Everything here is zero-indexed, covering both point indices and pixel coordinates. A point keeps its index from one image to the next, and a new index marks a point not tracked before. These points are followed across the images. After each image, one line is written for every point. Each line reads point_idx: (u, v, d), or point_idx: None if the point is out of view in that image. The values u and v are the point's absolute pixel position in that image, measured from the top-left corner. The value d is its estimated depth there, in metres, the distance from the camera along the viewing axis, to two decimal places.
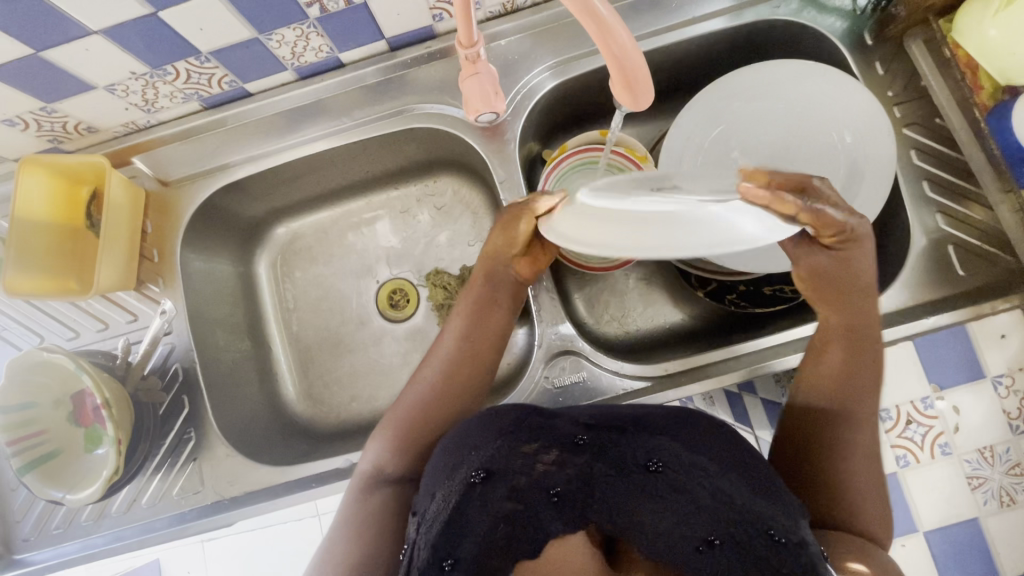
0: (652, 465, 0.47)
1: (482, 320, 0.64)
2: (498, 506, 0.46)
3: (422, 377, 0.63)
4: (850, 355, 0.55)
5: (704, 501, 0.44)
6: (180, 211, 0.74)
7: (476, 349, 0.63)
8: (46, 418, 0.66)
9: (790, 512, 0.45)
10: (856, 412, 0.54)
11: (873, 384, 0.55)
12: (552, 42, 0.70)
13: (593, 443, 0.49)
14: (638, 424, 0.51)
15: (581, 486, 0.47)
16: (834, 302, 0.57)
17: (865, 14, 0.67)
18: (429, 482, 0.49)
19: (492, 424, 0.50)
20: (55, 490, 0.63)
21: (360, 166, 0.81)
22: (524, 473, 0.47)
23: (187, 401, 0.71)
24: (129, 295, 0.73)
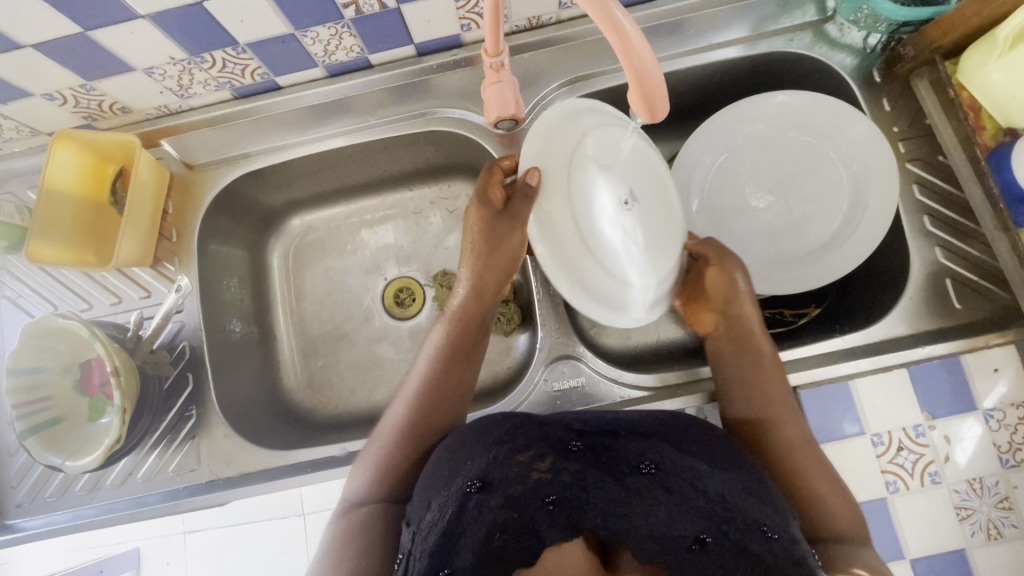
0: (644, 467, 0.50)
1: (460, 343, 0.66)
2: (495, 515, 0.48)
3: (395, 417, 0.61)
4: (754, 359, 0.61)
5: (698, 504, 0.48)
6: (202, 194, 0.76)
7: (449, 372, 0.64)
8: (52, 384, 0.67)
9: (781, 509, 0.47)
10: (780, 414, 0.58)
11: (780, 381, 0.60)
12: (573, 59, 0.73)
13: (587, 447, 0.51)
14: (631, 424, 0.52)
15: (576, 489, 0.51)
16: (736, 314, 0.64)
17: (874, 53, 0.70)
18: (422, 491, 0.48)
19: (484, 434, 0.50)
20: (54, 456, 0.64)
21: (378, 164, 0.83)
22: (520, 482, 0.50)
23: (192, 379, 0.72)
24: (145, 272, 0.75)
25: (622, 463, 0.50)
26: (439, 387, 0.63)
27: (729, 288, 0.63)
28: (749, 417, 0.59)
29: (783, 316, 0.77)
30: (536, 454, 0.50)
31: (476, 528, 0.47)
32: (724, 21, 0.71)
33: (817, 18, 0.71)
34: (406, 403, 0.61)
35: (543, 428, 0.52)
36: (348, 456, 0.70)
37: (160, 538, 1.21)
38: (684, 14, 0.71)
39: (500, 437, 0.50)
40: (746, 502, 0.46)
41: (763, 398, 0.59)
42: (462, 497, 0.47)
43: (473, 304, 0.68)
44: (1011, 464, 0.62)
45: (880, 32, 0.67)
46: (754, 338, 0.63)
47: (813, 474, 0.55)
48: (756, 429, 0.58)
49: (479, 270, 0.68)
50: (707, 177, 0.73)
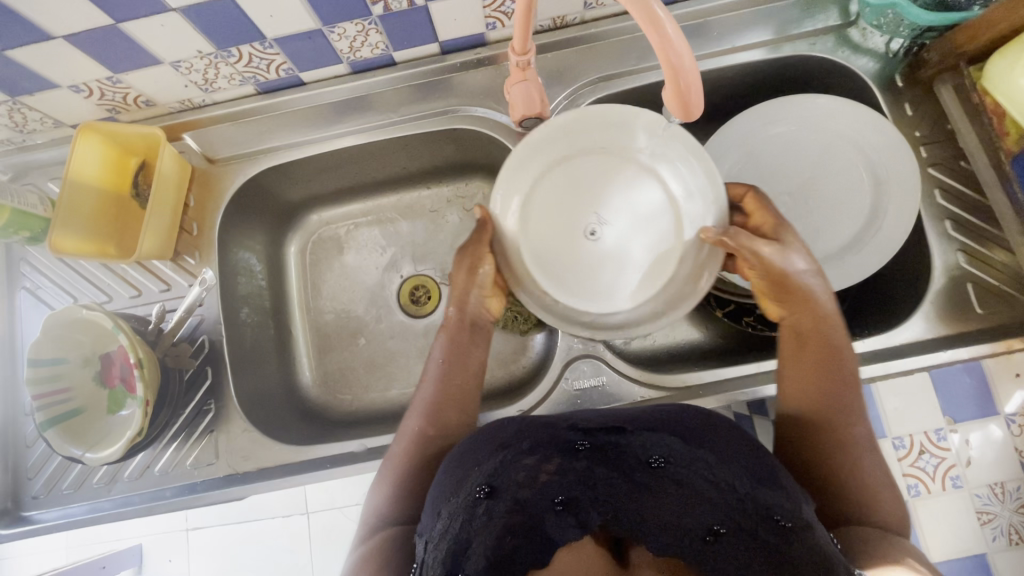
0: (653, 462, 0.50)
1: (458, 361, 0.64)
2: (504, 519, 0.47)
3: (410, 430, 0.61)
4: (821, 358, 0.55)
5: (708, 492, 0.48)
6: (223, 188, 0.76)
7: (456, 385, 0.63)
8: (73, 376, 0.67)
9: (791, 496, 0.47)
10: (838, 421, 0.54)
11: (849, 378, 0.55)
12: (596, 59, 0.73)
13: (594, 445, 0.52)
14: (636, 421, 0.54)
15: (584, 486, 0.50)
16: (798, 309, 0.57)
17: (896, 58, 0.70)
18: (433, 501, 0.50)
19: (491, 440, 0.53)
20: (74, 448, 0.64)
21: (397, 161, 0.83)
22: (528, 486, 0.50)
23: (211, 373, 0.73)
24: (165, 265, 0.75)
25: (630, 458, 0.51)
26: (447, 399, 0.62)
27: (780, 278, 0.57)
28: (814, 419, 0.55)
29: None
30: (541, 456, 0.51)
31: (486, 533, 0.46)
32: (747, 24, 0.71)
33: (841, 22, 0.71)
34: (418, 416, 0.62)
35: (547, 429, 0.54)
36: (367, 452, 0.69)
37: (164, 534, 1.20)
38: (707, 16, 0.72)
39: (504, 442, 0.52)
40: (756, 493, 0.47)
41: (828, 395, 0.54)
42: (471, 503, 0.48)
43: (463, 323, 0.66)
44: None
45: (903, 37, 0.68)
46: (820, 336, 0.56)
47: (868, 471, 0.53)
48: (818, 433, 0.54)
49: (458, 298, 0.65)
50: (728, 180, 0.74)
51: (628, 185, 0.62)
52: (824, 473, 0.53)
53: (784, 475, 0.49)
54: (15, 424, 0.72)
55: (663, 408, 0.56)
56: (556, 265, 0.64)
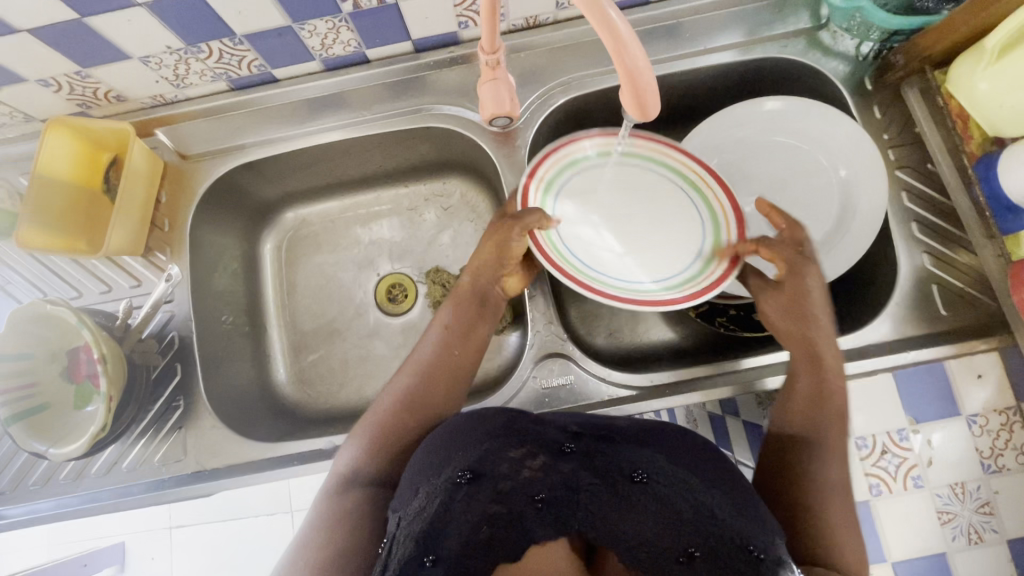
0: (636, 476, 0.50)
1: (464, 330, 0.65)
2: (484, 507, 0.48)
3: (398, 385, 0.62)
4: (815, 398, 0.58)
5: (687, 513, 0.47)
6: (195, 184, 0.76)
7: (455, 353, 0.64)
8: (40, 370, 0.67)
9: (769, 529, 0.46)
10: (831, 434, 0.56)
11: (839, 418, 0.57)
12: (569, 59, 0.73)
13: (580, 450, 0.53)
14: (626, 434, 0.54)
15: (566, 490, 0.50)
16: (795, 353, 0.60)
17: (866, 61, 0.71)
18: (413, 477, 0.50)
19: (483, 426, 0.53)
20: (38, 443, 0.63)
21: (374, 159, 0.83)
22: (510, 478, 0.50)
23: (180, 369, 0.72)
24: (136, 261, 0.74)
25: (614, 469, 0.50)
26: (440, 365, 0.63)
27: (792, 309, 0.61)
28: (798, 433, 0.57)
29: None
30: (529, 451, 0.52)
31: (462, 521, 0.47)
32: (719, 27, 0.72)
33: (811, 25, 0.72)
34: (413, 373, 0.62)
35: (543, 430, 0.54)
36: (335, 450, 0.69)
37: (143, 533, 1.20)
38: (679, 18, 0.72)
39: (494, 431, 0.52)
40: (739, 523, 0.46)
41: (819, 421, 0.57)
42: (452, 486, 0.48)
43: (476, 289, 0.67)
44: (993, 469, 0.63)
45: (873, 40, 0.69)
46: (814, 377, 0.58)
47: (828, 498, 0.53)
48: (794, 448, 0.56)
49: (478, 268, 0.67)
50: None
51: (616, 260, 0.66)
52: (799, 478, 0.54)
53: (763, 505, 0.49)
54: None
55: (658, 423, 0.56)
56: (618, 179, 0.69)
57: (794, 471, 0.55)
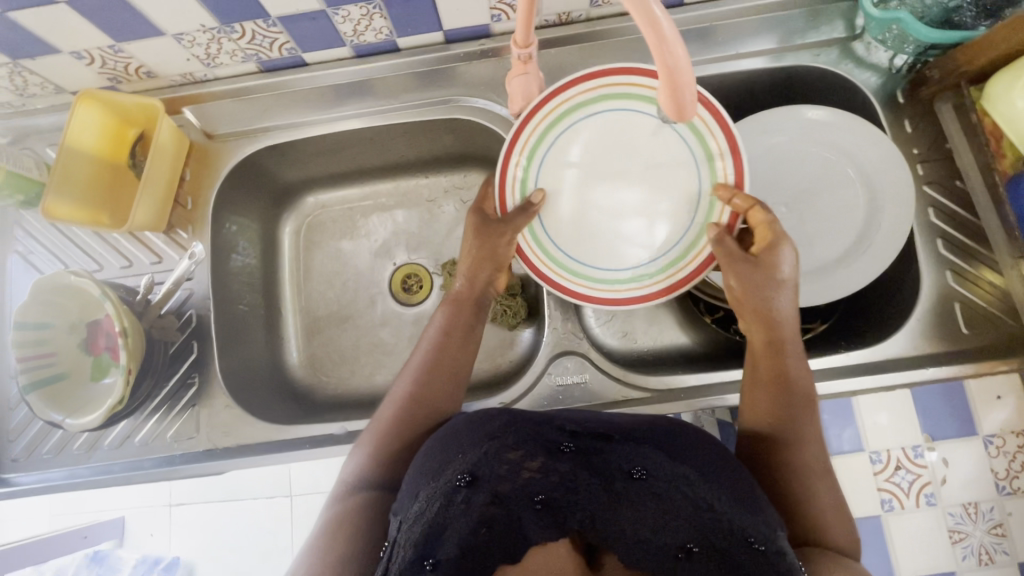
0: (635, 473, 0.51)
1: (460, 330, 0.65)
2: (482, 509, 0.50)
3: (397, 395, 0.61)
4: (776, 390, 0.56)
5: (683, 509, 0.49)
6: (220, 163, 0.77)
7: (454, 355, 0.63)
8: (59, 341, 0.67)
9: (771, 520, 0.46)
10: (802, 429, 0.55)
11: (805, 406, 0.56)
12: (599, 58, 0.73)
13: (579, 449, 0.53)
14: (624, 429, 0.53)
15: (564, 489, 0.53)
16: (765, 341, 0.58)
17: (900, 73, 0.70)
18: (408, 484, 0.50)
19: (480, 428, 0.53)
20: (55, 413, 0.64)
21: (396, 148, 0.83)
22: (508, 479, 0.52)
23: (197, 347, 0.73)
24: (158, 237, 0.75)
25: (613, 467, 0.52)
26: (439, 367, 0.62)
27: (750, 298, 0.59)
28: (774, 431, 0.55)
29: None
30: (526, 453, 0.52)
31: (461, 523, 0.49)
32: (752, 32, 0.72)
33: (845, 35, 0.71)
34: (409, 380, 0.62)
35: (538, 428, 0.54)
36: (347, 436, 0.69)
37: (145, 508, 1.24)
38: (712, 22, 0.72)
39: (490, 433, 0.52)
40: (739, 518, 0.46)
41: (785, 413, 0.55)
42: (450, 489, 0.49)
43: (469, 291, 0.67)
44: (1008, 491, 0.64)
45: (908, 54, 0.68)
46: (776, 367, 0.57)
47: (826, 510, 0.52)
48: (778, 449, 0.55)
49: (470, 271, 0.67)
50: None
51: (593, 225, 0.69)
52: (800, 481, 0.53)
53: (764, 497, 0.48)
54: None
55: (654, 417, 0.56)
56: (632, 129, 0.66)
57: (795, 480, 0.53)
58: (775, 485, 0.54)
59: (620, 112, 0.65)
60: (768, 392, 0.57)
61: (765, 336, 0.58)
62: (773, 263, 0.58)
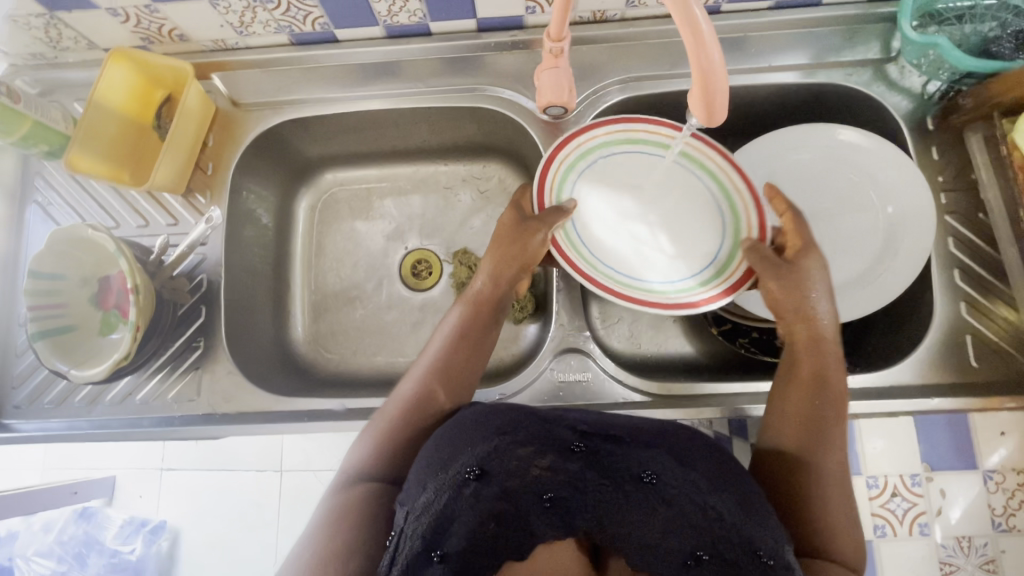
0: (646, 477, 0.51)
1: (476, 331, 0.64)
2: (490, 503, 0.50)
3: (404, 394, 0.60)
4: (811, 392, 0.56)
5: (691, 513, 0.49)
6: (243, 132, 0.77)
7: (467, 355, 0.62)
8: (70, 293, 0.67)
9: (779, 534, 0.48)
10: (833, 433, 0.54)
11: (840, 409, 0.55)
12: (629, 59, 0.73)
13: (589, 448, 0.53)
14: (635, 433, 0.54)
15: (572, 488, 0.52)
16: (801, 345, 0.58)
17: (932, 100, 0.70)
18: (417, 474, 0.50)
19: (490, 422, 0.53)
20: (60, 363, 0.64)
21: (419, 132, 0.84)
22: (517, 475, 0.51)
23: (205, 311, 0.73)
24: (176, 199, 0.75)
25: (624, 469, 0.52)
26: (447, 369, 0.61)
27: (789, 298, 0.59)
28: (805, 434, 0.54)
29: None
30: (537, 450, 0.52)
31: (468, 516, 0.49)
32: (786, 46, 0.71)
33: (880, 57, 0.71)
34: (418, 380, 0.61)
35: (550, 426, 0.54)
36: (345, 413, 0.69)
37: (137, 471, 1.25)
38: (746, 32, 0.71)
39: (501, 428, 0.53)
40: (747, 524, 0.48)
41: (817, 417, 0.55)
42: (460, 483, 0.49)
43: (488, 293, 0.66)
44: (1002, 528, 0.64)
45: (942, 80, 0.67)
46: (811, 370, 0.57)
47: (845, 524, 0.52)
48: (810, 454, 0.53)
49: (491, 272, 0.65)
50: None
51: (614, 234, 0.68)
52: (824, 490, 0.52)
53: (771, 509, 0.49)
54: (6, 333, 0.73)
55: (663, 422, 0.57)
56: (652, 152, 0.69)
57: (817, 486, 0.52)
58: (805, 491, 0.52)
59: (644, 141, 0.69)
60: (800, 396, 0.56)
61: (799, 339, 0.59)
62: (807, 267, 0.59)
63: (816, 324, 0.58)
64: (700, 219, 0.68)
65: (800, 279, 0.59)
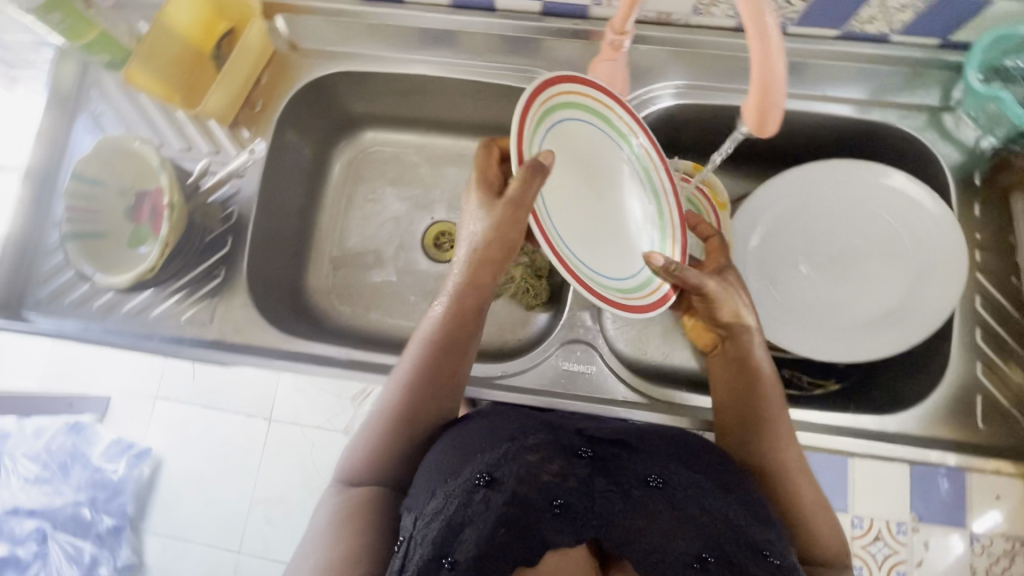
0: (652, 481, 0.52)
1: (457, 343, 0.60)
2: (501, 510, 0.49)
3: (384, 408, 0.59)
4: (744, 387, 0.60)
5: (697, 517, 0.50)
6: (297, 76, 0.78)
7: (447, 365, 0.60)
8: (107, 201, 0.69)
9: (780, 534, 0.51)
10: (778, 427, 0.58)
11: (778, 402, 0.59)
12: (686, 67, 0.73)
13: (596, 454, 0.55)
14: (640, 439, 0.57)
15: (582, 494, 0.51)
16: (732, 348, 0.63)
17: (984, 155, 0.70)
18: (429, 480, 0.51)
19: (497, 431, 0.54)
20: (87, 265, 0.66)
21: (465, 106, 0.84)
22: (528, 481, 0.51)
23: (231, 243, 0.74)
24: (222, 131, 0.77)
25: (630, 473, 0.53)
26: (428, 385, 0.59)
27: (719, 305, 0.63)
28: (748, 430, 0.58)
29: (800, 382, 0.76)
30: (545, 456, 0.53)
31: (481, 521, 0.48)
32: (845, 78, 0.71)
33: (937, 104, 0.70)
34: (397, 394, 0.59)
35: (558, 432, 0.56)
36: (349, 363, 0.71)
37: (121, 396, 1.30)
38: (810, 58, 0.71)
39: (511, 434, 0.54)
40: (751, 525, 0.50)
41: (755, 411, 0.58)
42: (470, 488, 0.49)
43: (468, 296, 0.61)
44: None
45: (997, 137, 0.67)
46: (744, 368, 0.61)
47: (828, 539, 0.55)
48: (754, 449, 0.57)
49: (472, 277, 0.61)
50: (773, 223, 0.76)
51: (580, 225, 0.63)
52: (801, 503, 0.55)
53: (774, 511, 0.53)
54: (40, 232, 0.75)
55: (664, 428, 0.60)
56: (597, 130, 0.64)
57: (795, 493, 0.56)
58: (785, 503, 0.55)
59: (585, 114, 0.63)
60: (735, 392, 0.61)
61: (728, 342, 0.63)
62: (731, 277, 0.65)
63: (744, 328, 0.63)
64: (647, 206, 0.67)
65: (716, 307, 0.63)
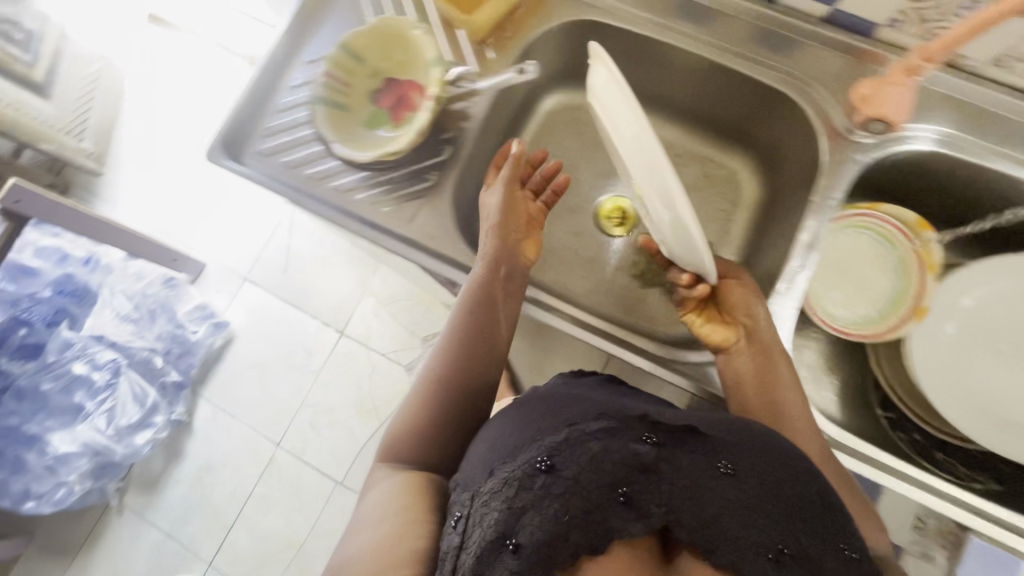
0: (722, 468, 0.49)
1: (495, 310, 0.68)
2: (563, 497, 0.48)
3: (426, 380, 0.66)
4: (764, 378, 0.64)
5: (770, 512, 0.48)
6: (554, 13, 0.78)
7: (484, 332, 0.67)
8: (360, 78, 0.74)
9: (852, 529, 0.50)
10: (795, 422, 0.62)
11: (793, 388, 0.64)
12: (953, 116, 0.70)
13: (664, 440, 0.50)
14: (705, 423, 0.52)
15: (647, 476, 0.49)
16: (752, 340, 0.66)
17: None
18: (489, 461, 0.52)
19: (550, 415, 0.53)
20: (331, 134, 0.72)
21: (692, 90, 0.84)
22: (592, 470, 0.48)
23: (449, 152, 0.75)
24: (468, 46, 0.77)
25: (700, 459, 0.49)
26: (465, 350, 0.66)
27: (739, 303, 0.68)
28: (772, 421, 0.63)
29: (953, 469, 0.74)
30: (608, 442, 0.50)
31: (542, 510, 0.47)
32: None
33: None
34: (438, 362, 0.66)
35: (620, 415, 0.52)
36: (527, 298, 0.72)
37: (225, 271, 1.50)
38: None
39: (568, 420, 0.52)
40: (822, 522, 0.48)
41: (774, 402, 0.63)
42: (529, 475, 0.49)
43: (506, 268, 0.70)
44: None
45: None
46: (765, 358, 0.65)
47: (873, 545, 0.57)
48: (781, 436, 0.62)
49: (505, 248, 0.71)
50: (987, 300, 0.73)
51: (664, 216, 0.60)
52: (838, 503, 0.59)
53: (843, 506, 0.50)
54: (275, 89, 0.78)
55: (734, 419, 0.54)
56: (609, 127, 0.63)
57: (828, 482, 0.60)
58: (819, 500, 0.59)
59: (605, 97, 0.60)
60: (755, 385, 0.64)
61: (747, 336, 0.67)
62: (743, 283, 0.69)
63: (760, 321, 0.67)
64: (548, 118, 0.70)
65: (743, 303, 0.67)
